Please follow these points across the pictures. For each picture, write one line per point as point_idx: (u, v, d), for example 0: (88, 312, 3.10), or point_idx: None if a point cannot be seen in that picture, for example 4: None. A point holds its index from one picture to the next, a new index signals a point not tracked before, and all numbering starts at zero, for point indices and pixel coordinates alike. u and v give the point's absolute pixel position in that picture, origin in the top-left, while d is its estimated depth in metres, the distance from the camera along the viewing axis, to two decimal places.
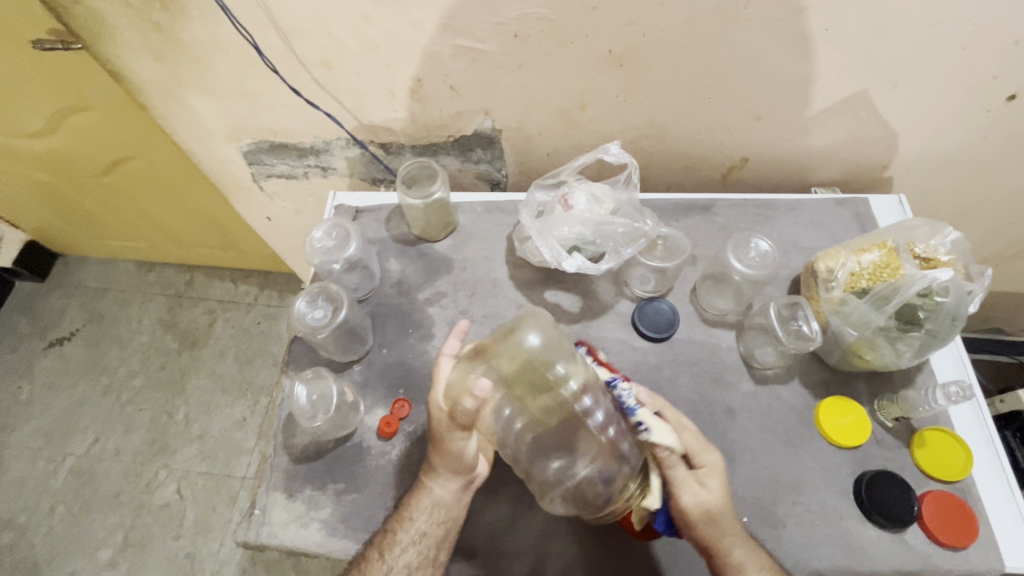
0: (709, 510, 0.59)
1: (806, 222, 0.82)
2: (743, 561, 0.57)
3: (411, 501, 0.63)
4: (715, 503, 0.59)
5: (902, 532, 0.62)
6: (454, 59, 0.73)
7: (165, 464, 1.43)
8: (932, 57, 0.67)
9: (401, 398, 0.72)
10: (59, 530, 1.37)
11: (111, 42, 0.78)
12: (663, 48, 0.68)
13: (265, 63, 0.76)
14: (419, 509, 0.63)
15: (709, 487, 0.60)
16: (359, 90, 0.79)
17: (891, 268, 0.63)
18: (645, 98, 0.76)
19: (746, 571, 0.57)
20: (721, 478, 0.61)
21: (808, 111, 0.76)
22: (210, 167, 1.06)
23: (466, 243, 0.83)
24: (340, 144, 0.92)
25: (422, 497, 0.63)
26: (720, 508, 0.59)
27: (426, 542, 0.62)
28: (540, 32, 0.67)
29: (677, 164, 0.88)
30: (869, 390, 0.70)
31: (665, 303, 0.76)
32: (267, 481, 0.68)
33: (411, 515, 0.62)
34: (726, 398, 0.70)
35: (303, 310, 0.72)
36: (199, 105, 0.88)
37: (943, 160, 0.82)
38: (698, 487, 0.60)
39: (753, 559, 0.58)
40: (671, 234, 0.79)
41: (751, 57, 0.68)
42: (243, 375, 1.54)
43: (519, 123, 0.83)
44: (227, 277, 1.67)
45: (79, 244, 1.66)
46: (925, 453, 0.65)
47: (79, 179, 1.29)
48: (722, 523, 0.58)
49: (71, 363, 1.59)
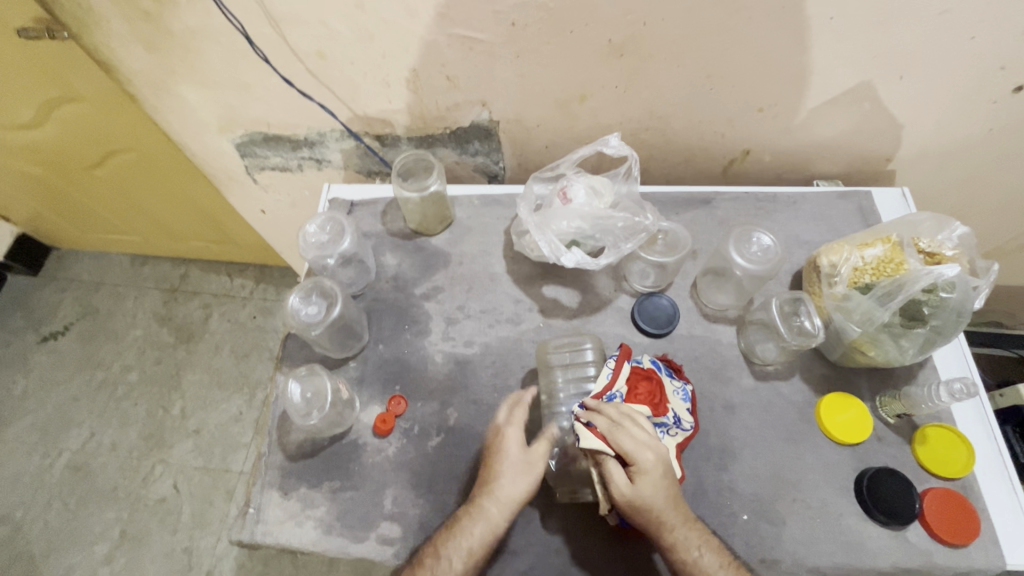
0: (633, 503, 0.56)
1: (807, 215, 0.81)
2: (677, 547, 0.56)
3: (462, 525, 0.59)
4: (641, 500, 0.55)
5: (903, 529, 0.62)
6: (450, 49, 0.71)
7: (161, 459, 1.42)
8: (939, 47, 0.65)
9: (397, 394, 0.71)
10: (55, 525, 1.36)
11: (99, 31, 0.76)
12: (663, 38, 0.67)
13: (256, 53, 0.74)
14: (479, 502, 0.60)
15: (638, 483, 0.56)
16: (353, 81, 0.78)
17: (894, 263, 0.61)
18: (646, 89, 0.74)
19: (679, 551, 0.55)
20: (656, 479, 0.56)
21: (811, 104, 0.75)
22: (203, 159, 1.04)
23: (463, 237, 0.82)
24: (334, 136, 0.90)
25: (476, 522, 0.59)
26: (649, 503, 0.55)
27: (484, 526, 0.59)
28: (538, 21, 0.66)
29: (677, 157, 0.87)
30: (870, 386, 0.69)
31: (665, 298, 0.75)
32: (262, 479, 0.67)
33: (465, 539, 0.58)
34: (726, 394, 0.69)
35: (296, 306, 0.70)
36: (190, 97, 0.86)
37: (947, 152, 0.81)
38: (625, 483, 0.56)
39: (689, 541, 0.56)
40: (671, 228, 0.77)
41: (755, 47, 0.67)
42: (239, 369, 1.53)
43: (516, 115, 0.81)
44: (223, 271, 1.66)
45: (72, 237, 1.64)
46: (927, 449, 0.64)
47: (70, 172, 1.27)
48: (652, 516, 0.56)
49: (65, 357, 1.58)
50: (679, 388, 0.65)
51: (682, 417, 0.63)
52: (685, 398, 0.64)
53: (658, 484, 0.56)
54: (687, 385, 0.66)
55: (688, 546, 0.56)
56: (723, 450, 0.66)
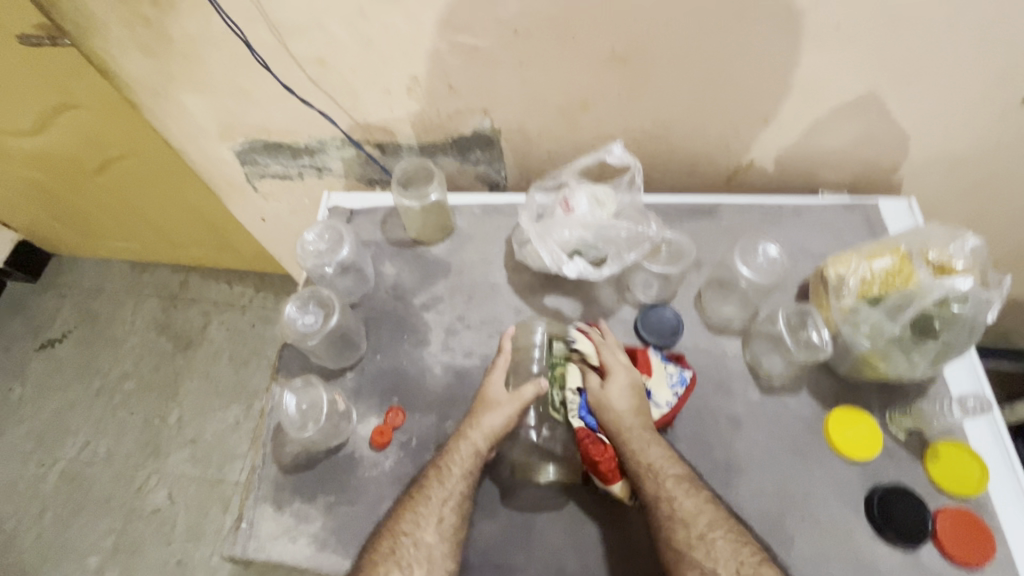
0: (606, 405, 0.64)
1: (813, 226, 0.80)
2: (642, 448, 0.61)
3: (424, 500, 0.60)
4: (608, 401, 0.65)
5: (916, 550, 0.60)
6: (452, 56, 0.70)
7: (157, 468, 1.41)
8: (948, 56, 0.64)
9: (395, 406, 0.69)
10: (48, 535, 1.34)
11: (99, 37, 0.75)
12: (666, 46, 0.66)
13: (257, 59, 0.74)
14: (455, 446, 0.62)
15: (609, 389, 0.65)
16: (354, 88, 0.77)
17: (903, 275, 0.60)
18: (649, 98, 0.74)
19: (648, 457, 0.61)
20: (624, 382, 0.65)
21: (817, 113, 0.74)
22: (203, 167, 1.03)
23: (464, 246, 0.80)
24: (334, 144, 0.90)
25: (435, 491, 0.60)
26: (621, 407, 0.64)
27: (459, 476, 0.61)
28: (541, 28, 0.65)
29: (682, 166, 0.86)
30: (880, 401, 0.68)
31: (669, 309, 0.73)
32: (255, 493, 0.65)
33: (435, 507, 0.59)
34: (731, 408, 0.68)
35: (293, 315, 0.70)
36: (191, 103, 0.86)
37: (955, 163, 0.80)
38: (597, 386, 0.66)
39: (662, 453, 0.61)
40: (675, 238, 0.78)
41: (760, 54, 0.66)
42: (237, 378, 1.52)
43: (519, 123, 0.80)
44: (223, 279, 1.65)
45: (72, 244, 1.63)
46: (940, 466, 0.62)
47: (70, 178, 1.26)
48: (625, 422, 0.63)
49: (63, 364, 1.57)
50: (672, 372, 0.68)
51: (663, 395, 0.66)
52: (676, 383, 0.67)
53: (624, 390, 0.65)
54: (683, 372, 0.68)
55: (653, 455, 0.61)
56: (729, 466, 0.64)
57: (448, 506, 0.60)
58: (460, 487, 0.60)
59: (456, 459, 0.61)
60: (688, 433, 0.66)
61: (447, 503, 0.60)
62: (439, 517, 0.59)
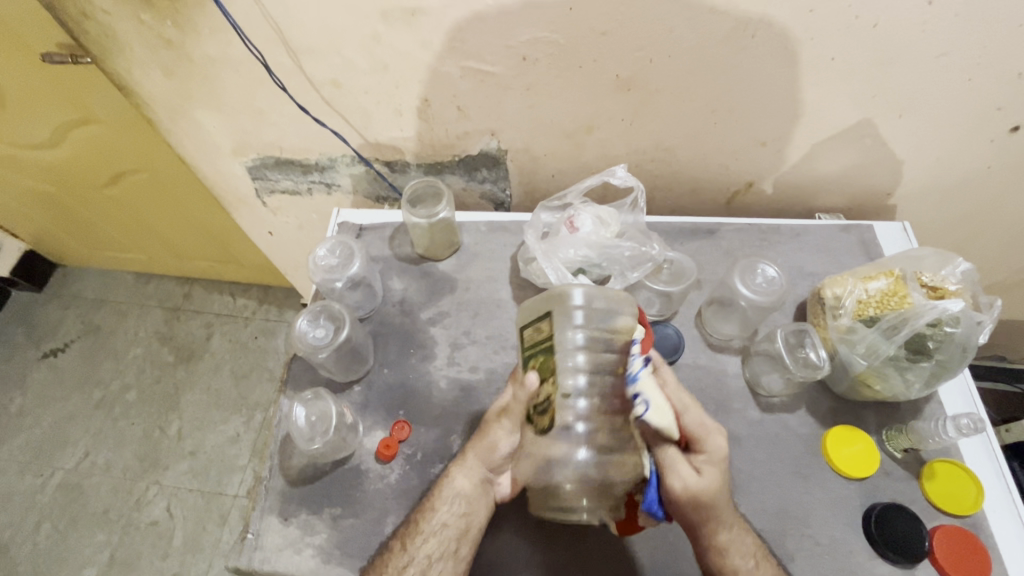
0: (695, 496, 0.56)
1: (811, 247, 0.82)
2: (727, 547, 0.58)
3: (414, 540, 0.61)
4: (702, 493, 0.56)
5: (914, 568, 0.60)
6: (462, 80, 0.73)
7: (156, 480, 1.40)
8: (938, 87, 0.67)
9: (402, 419, 0.70)
10: (44, 547, 1.34)
11: (121, 57, 0.78)
12: (669, 75, 0.69)
13: (274, 81, 0.76)
14: (441, 498, 0.62)
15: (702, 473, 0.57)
16: (366, 109, 0.80)
17: (898, 296, 0.62)
18: (652, 122, 0.76)
19: (731, 554, 0.58)
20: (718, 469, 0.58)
21: (813, 139, 0.77)
22: (214, 182, 1.05)
23: (470, 263, 0.82)
24: (345, 161, 0.92)
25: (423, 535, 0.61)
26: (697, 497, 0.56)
27: (449, 532, 0.61)
28: (548, 56, 0.68)
29: (683, 188, 0.88)
30: (877, 420, 0.69)
31: (671, 327, 0.75)
32: (261, 504, 0.66)
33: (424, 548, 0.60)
34: (731, 425, 0.69)
35: (304, 328, 0.72)
36: (206, 121, 0.88)
37: (948, 189, 0.82)
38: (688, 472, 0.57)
39: (741, 543, 0.58)
40: (676, 258, 0.79)
41: (758, 83, 0.69)
42: (239, 390, 1.52)
43: (525, 145, 0.83)
44: (227, 291, 1.66)
45: (79, 255, 1.65)
46: (935, 485, 0.64)
47: (81, 190, 1.28)
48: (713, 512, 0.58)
49: (65, 374, 1.57)
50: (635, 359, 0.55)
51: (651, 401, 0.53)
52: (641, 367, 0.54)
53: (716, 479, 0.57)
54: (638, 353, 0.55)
55: (738, 551, 0.58)
56: (730, 483, 0.65)
57: (439, 567, 0.59)
58: (451, 545, 0.61)
59: (448, 512, 0.61)
60: None
61: (440, 563, 0.59)
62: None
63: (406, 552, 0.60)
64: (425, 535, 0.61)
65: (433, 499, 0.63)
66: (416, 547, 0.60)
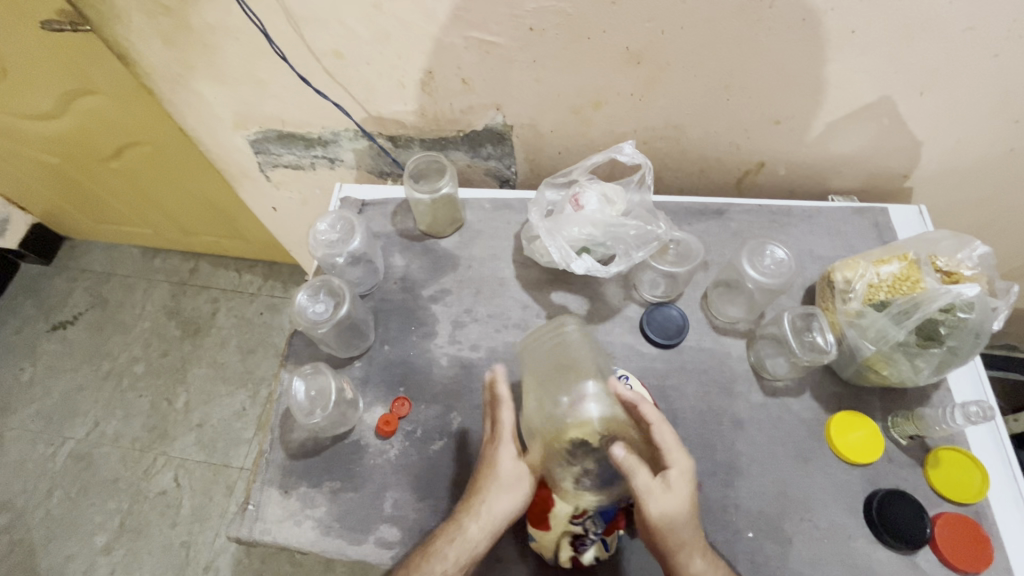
0: (665, 516, 0.54)
1: (822, 230, 0.80)
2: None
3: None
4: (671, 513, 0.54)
5: (913, 553, 0.60)
6: (467, 52, 0.71)
7: (164, 451, 1.43)
8: (963, 65, 0.64)
9: (402, 396, 0.70)
10: (56, 513, 1.37)
11: (120, 24, 0.76)
12: (681, 47, 0.66)
13: (275, 51, 0.74)
14: (437, 553, 0.57)
15: (672, 489, 0.55)
16: (369, 81, 0.78)
17: (910, 281, 0.61)
18: (661, 97, 0.74)
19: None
20: (683, 489, 0.55)
21: (827, 118, 0.74)
22: (217, 155, 1.04)
23: (473, 241, 0.81)
24: (347, 135, 0.91)
25: None
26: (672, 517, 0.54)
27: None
28: (556, 26, 0.65)
29: (691, 167, 0.86)
30: (882, 406, 0.68)
31: (675, 309, 0.74)
32: (262, 477, 0.67)
33: None
34: (734, 408, 0.68)
35: (305, 303, 0.71)
36: (207, 92, 0.86)
37: (966, 172, 0.79)
38: (660, 490, 0.54)
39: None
40: (683, 238, 0.77)
41: (773, 58, 0.66)
42: (244, 365, 1.54)
43: (531, 120, 0.81)
44: (232, 267, 1.67)
45: (85, 228, 1.65)
46: (939, 473, 0.63)
47: (85, 162, 1.28)
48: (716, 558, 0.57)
49: (74, 346, 1.59)
50: None
51: None
52: None
53: (682, 496, 0.55)
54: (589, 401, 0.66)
55: None
56: (730, 465, 0.65)
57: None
58: None
59: (445, 571, 0.56)
60: (689, 432, 0.67)
61: None
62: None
63: None
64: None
65: (426, 553, 0.57)
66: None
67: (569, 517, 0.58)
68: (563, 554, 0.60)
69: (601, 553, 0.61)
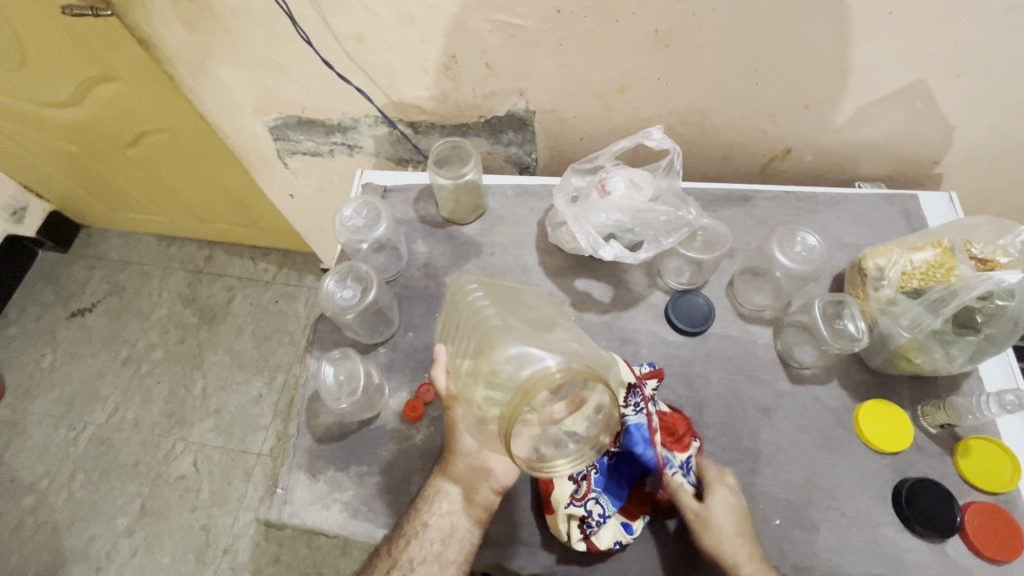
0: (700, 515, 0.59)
1: (850, 217, 0.79)
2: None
3: (406, 536, 0.60)
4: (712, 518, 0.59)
5: (942, 542, 0.60)
6: (492, 35, 0.70)
7: (182, 436, 1.45)
8: (1002, 46, 0.63)
9: (427, 382, 0.71)
10: (78, 496, 1.39)
11: (141, 9, 0.76)
12: (711, 30, 0.65)
13: (299, 35, 0.74)
14: (424, 498, 0.62)
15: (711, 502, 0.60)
16: (391, 65, 0.77)
17: (945, 268, 0.60)
18: (688, 82, 0.73)
19: None
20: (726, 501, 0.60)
21: (857, 103, 0.73)
22: (235, 141, 1.04)
23: (495, 227, 0.81)
24: (368, 121, 0.90)
25: (412, 534, 0.60)
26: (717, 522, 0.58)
27: (433, 534, 0.60)
28: (584, 8, 0.64)
29: (715, 153, 0.85)
30: (911, 395, 0.67)
31: (701, 296, 0.73)
32: (290, 460, 0.67)
33: (407, 555, 0.59)
34: (760, 396, 0.68)
35: (331, 289, 0.71)
36: (228, 78, 0.86)
37: (998, 157, 0.78)
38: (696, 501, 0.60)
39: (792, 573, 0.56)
40: (712, 224, 0.76)
41: (806, 40, 0.65)
42: (260, 351, 1.55)
43: (554, 105, 0.80)
44: (247, 254, 1.67)
45: (102, 216, 1.67)
46: (970, 461, 0.62)
47: (103, 149, 1.28)
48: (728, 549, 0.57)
49: (92, 333, 1.61)
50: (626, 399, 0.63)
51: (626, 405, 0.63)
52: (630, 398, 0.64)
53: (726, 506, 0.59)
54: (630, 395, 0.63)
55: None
56: (756, 453, 0.65)
57: (424, 571, 0.59)
58: (435, 547, 0.60)
59: (433, 513, 0.61)
60: (716, 419, 0.67)
61: (424, 566, 0.59)
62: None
63: (391, 558, 0.60)
64: (409, 537, 0.60)
65: (419, 501, 0.62)
66: (399, 551, 0.60)
67: (570, 497, 0.60)
68: (578, 538, 0.59)
69: (623, 538, 0.60)
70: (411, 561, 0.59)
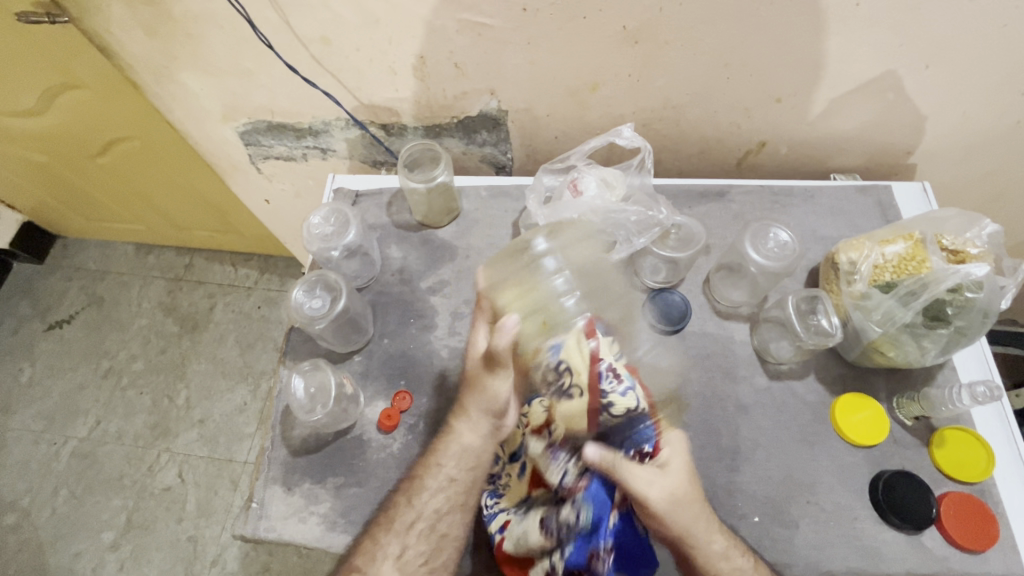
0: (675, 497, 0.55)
1: (826, 209, 0.78)
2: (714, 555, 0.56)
3: (429, 488, 0.62)
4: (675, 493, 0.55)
5: (919, 534, 0.60)
6: (459, 35, 0.69)
7: (167, 448, 1.43)
8: (971, 35, 0.62)
9: (402, 390, 0.70)
10: (62, 512, 1.37)
11: (100, 16, 0.74)
12: (678, 25, 0.64)
13: (261, 39, 0.72)
14: (447, 454, 0.63)
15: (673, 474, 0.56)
16: (359, 69, 0.76)
17: (916, 260, 0.60)
18: (659, 78, 0.72)
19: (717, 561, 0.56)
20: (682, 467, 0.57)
21: (831, 95, 0.72)
22: (206, 147, 1.02)
23: (470, 230, 0.80)
24: (339, 125, 0.89)
25: (436, 484, 0.62)
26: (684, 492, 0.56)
27: (455, 488, 0.63)
28: (550, 5, 0.63)
29: (692, 147, 0.85)
30: (887, 388, 0.68)
31: (677, 294, 0.73)
32: (265, 474, 0.66)
33: (430, 504, 0.62)
34: (738, 393, 0.68)
35: (300, 300, 0.70)
36: (191, 83, 0.84)
37: (972, 145, 0.78)
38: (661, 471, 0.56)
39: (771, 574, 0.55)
40: (685, 222, 0.75)
41: (776, 33, 0.64)
42: (244, 359, 1.53)
43: (526, 104, 0.79)
44: (227, 261, 1.65)
45: (77, 226, 1.63)
46: (945, 452, 0.62)
47: (73, 159, 1.25)
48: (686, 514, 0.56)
49: (71, 345, 1.58)
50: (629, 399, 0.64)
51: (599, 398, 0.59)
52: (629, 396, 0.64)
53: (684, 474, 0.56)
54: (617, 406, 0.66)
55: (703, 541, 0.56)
56: (734, 451, 0.65)
57: (447, 520, 0.62)
58: (458, 497, 0.63)
59: (454, 467, 0.63)
60: (695, 418, 0.66)
61: (447, 516, 0.62)
62: (440, 534, 0.62)
63: (413, 507, 0.61)
64: (432, 489, 0.62)
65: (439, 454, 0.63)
66: (422, 502, 0.61)
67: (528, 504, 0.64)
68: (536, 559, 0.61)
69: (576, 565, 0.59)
70: (432, 513, 0.62)
